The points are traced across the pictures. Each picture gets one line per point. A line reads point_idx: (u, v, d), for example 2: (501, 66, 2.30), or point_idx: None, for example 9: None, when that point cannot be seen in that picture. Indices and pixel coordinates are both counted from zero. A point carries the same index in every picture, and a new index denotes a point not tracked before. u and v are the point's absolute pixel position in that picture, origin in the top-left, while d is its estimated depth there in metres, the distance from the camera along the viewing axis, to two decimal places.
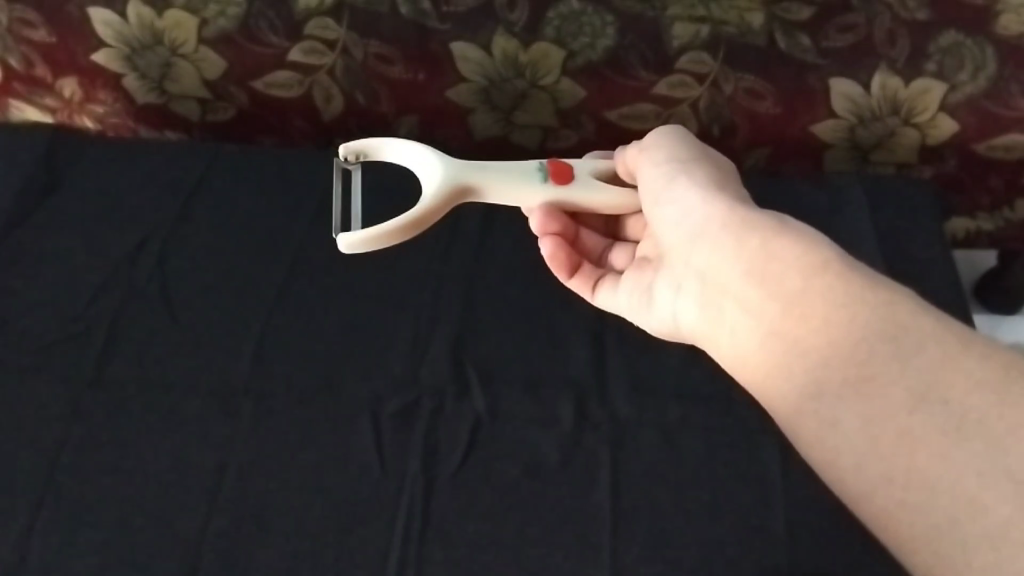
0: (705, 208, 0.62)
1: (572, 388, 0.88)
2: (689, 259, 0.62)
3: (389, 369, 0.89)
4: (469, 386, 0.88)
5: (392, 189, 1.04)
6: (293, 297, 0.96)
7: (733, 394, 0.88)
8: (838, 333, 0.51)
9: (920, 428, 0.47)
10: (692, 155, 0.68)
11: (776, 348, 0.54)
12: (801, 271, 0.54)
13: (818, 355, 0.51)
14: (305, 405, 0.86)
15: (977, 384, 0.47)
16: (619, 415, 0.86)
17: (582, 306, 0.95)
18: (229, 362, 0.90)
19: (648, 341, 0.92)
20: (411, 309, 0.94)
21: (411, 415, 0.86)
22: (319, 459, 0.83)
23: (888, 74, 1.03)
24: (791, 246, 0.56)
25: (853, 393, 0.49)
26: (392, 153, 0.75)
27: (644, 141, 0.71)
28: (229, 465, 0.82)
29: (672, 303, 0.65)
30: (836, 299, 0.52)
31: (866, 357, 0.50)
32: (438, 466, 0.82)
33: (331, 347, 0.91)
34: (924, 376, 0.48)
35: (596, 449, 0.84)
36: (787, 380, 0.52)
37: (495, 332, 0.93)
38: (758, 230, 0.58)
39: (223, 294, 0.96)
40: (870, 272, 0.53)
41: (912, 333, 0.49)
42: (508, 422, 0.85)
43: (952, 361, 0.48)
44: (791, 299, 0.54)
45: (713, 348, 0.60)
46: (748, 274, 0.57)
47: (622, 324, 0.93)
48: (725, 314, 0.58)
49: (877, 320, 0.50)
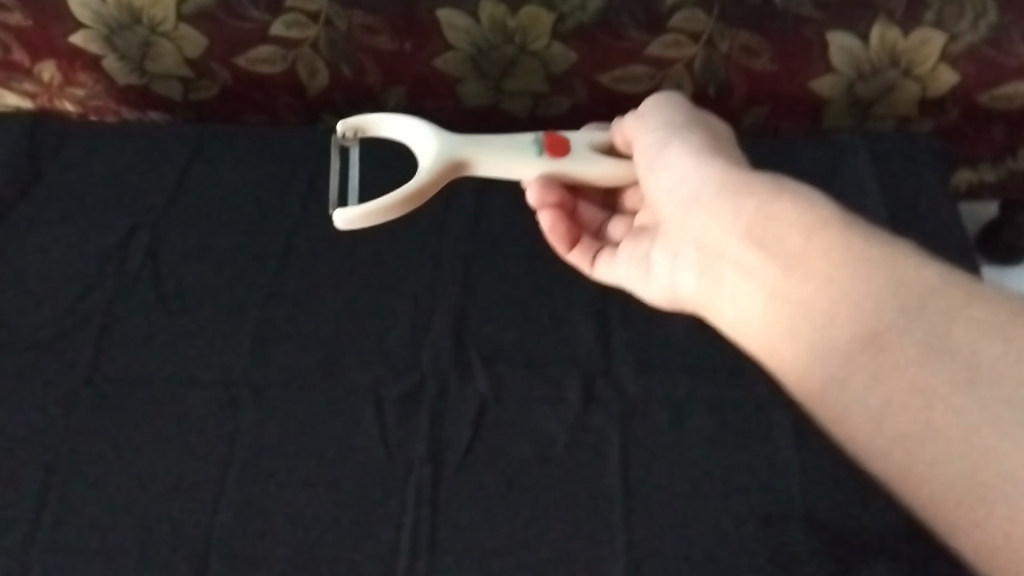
0: (700, 173, 0.61)
1: (577, 365, 0.86)
2: (685, 225, 0.61)
3: (391, 351, 0.87)
4: (472, 367, 0.86)
5: (386, 165, 1.01)
6: (288, 281, 0.93)
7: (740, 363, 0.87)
8: (841, 292, 0.51)
9: (930, 382, 0.47)
10: (685, 120, 0.66)
11: (783, 311, 0.53)
12: (803, 232, 0.54)
13: (822, 314, 0.51)
14: (306, 393, 0.85)
15: (984, 336, 0.47)
16: (626, 391, 0.85)
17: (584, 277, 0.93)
18: (227, 350, 0.88)
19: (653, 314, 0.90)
20: (410, 288, 0.92)
21: (414, 398, 0.84)
22: (323, 448, 0.81)
23: (887, 25, 1.00)
24: (791, 207, 0.56)
25: (862, 352, 0.49)
26: (386, 130, 0.74)
27: (640, 108, 0.68)
28: (231, 459, 0.80)
29: (670, 272, 0.63)
30: (841, 258, 0.52)
31: (873, 316, 0.49)
32: (445, 449, 0.81)
33: (329, 330, 0.89)
34: (934, 332, 0.48)
35: (604, 427, 0.82)
36: (795, 344, 0.52)
37: (496, 309, 0.91)
38: (753, 194, 0.58)
39: (217, 281, 0.94)
40: (871, 229, 0.54)
41: (918, 290, 0.50)
42: (512, 403, 0.84)
43: (961, 319, 0.48)
44: (791, 262, 0.54)
45: (714, 314, 0.59)
46: (748, 238, 0.56)
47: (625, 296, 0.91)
48: (726, 279, 0.57)
49: (883, 280, 0.50)
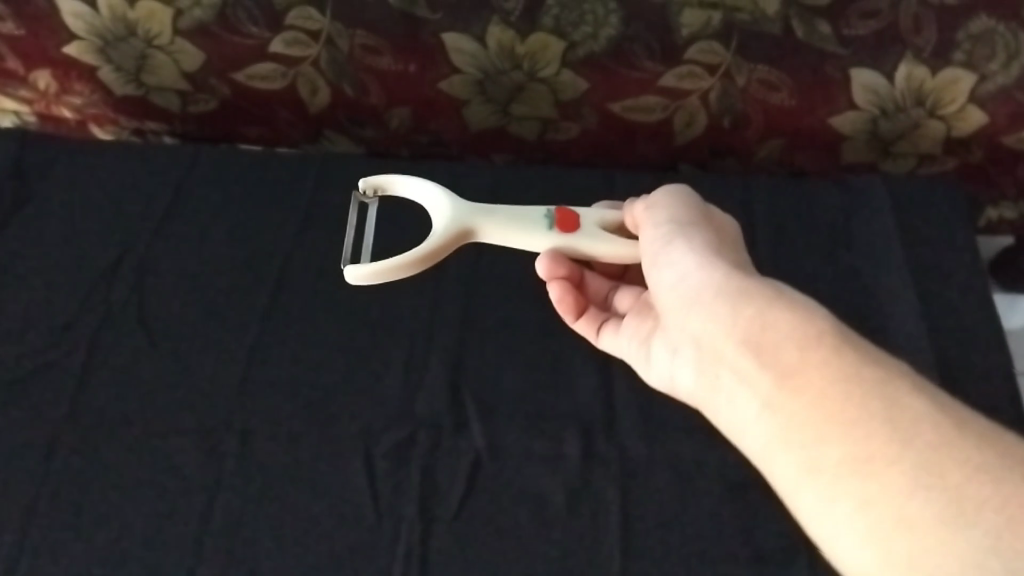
0: (701, 272, 0.61)
1: (577, 425, 0.82)
2: (685, 324, 0.61)
3: (383, 404, 0.83)
4: (468, 420, 0.82)
5: (387, 209, 0.98)
6: (279, 323, 0.89)
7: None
8: (833, 412, 0.50)
9: (916, 511, 0.46)
10: (693, 214, 0.66)
11: (774, 422, 0.53)
12: (797, 343, 0.54)
13: (812, 432, 0.51)
14: (293, 448, 0.81)
15: (974, 470, 0.46)
16: (628, 454, 0.81)
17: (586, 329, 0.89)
18: (213, 396, 0.84)
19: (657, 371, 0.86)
20: (405, 336, 0.88)
21: (406, 453, 0.80)
22: (309, 504, 0.77)
23: (914, 64, 0.96)
24: (786, 316, 0.56)
25: (850, 473, 0.48)
26: (411, 189, 0.74)
27: (650, 197, 0.68)
28: (211, 518, 0.76)
29: (671, 366, 0.64)
30: (833, 374, 0.52)
31: (864, 441, 0.49)
32: (436, 508, 0.77)
33: (319, 379, 0.85)
34: (923, 459, 0.47)
35: (603, 490, 0.79)
36: (785, 456, 0.52)
37: (494, 361, 0.87)
38: (751, 299, 0.58)
39: (206, 320, 0.90)
40: (865, 346, 0.53)
41: (909, 415, 0.49)
42: (508, 460, 0.80)
43: (949, 449, 0.47)
44: (786, 374, 0.53)
45: (712, 415, 0.59)
46: (744, 343, 0.56)
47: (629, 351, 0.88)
48: (723, 383, 0.58)
49: (874, 400, 0.50)
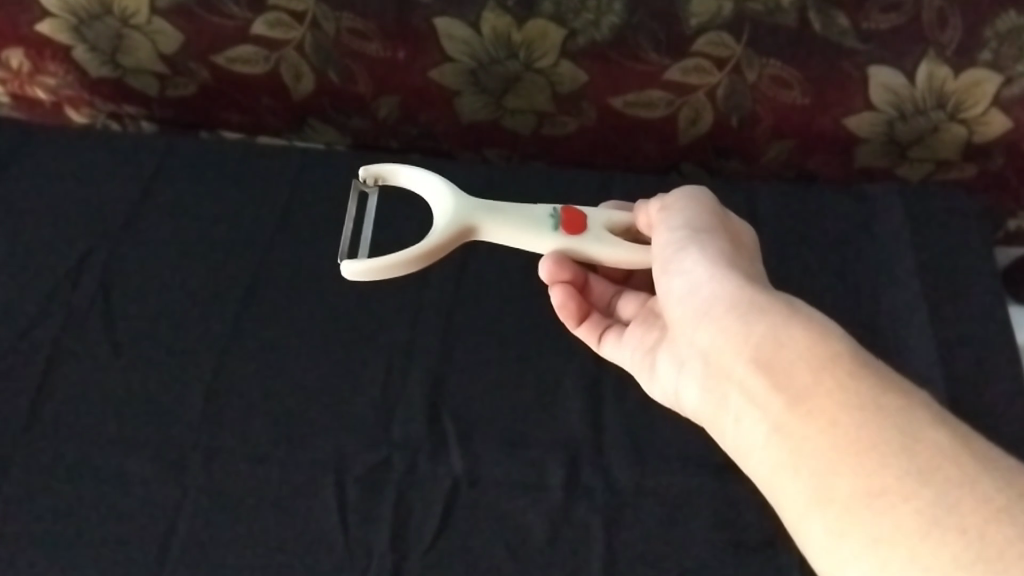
0: (712, 282, 0.55)
1: (566, 452, 0.76)
2: (692, 337, 0.55)
3: (358, 424, 0.77)
4: (447, 443, 0.77)
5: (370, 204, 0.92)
6: (251, 332, 0.83)
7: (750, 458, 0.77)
8: (848, 439, 0.45)
9: (931, 559, 0.40)
10: (709, 218, 0.60)
11: (785, 449, 0.47)
12: (813, 364, 0.48)
13: (823, 460, 0.45)
14: (260, 469, 0.74)
15: (1000, 516, 0.41)
16: (620, 485, 0.75)
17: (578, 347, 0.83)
18: (179, 410, 0.78)
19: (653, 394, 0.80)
20: (385, 350, 0.82)
21: (379, 477, 0.74)
22: (272, 531, 0.71)
23: (936, 63, 0.90)
24: (802, 334, 0.50)
25: (864, 510, 0.43)
26: (413, 181, 0.67)
27: (667, 198, 0.62)
28: (172, 546, 0.70)
29: (675, 381, 0.58)
30: (853, 402, 0.46)
31: (876, 476, 0.44)
32: (409, 539, 0.71)
33: (291, 394, 0.79)
34: (945, 501, 0.42)
35: (588, 522, 0.73)
36: (796, 487, 0.46)
37: (479, 379, 0.81)
38: (764, 313, 0.52)
39: (174, 326, 0.83)
40: (890, 373, 0.48)
41: (934, 452, 0.43)
42: (489, 487, 0.74)
43: (973, 491, 0.42)
44: (798, 395, 0.48)
45: (717, 437, 0.54)
46: (754, 360, 0.51)
47: (622, 373, 0.82)
48: (730, 403, 0.52)
49: (897, 434, 0.44)
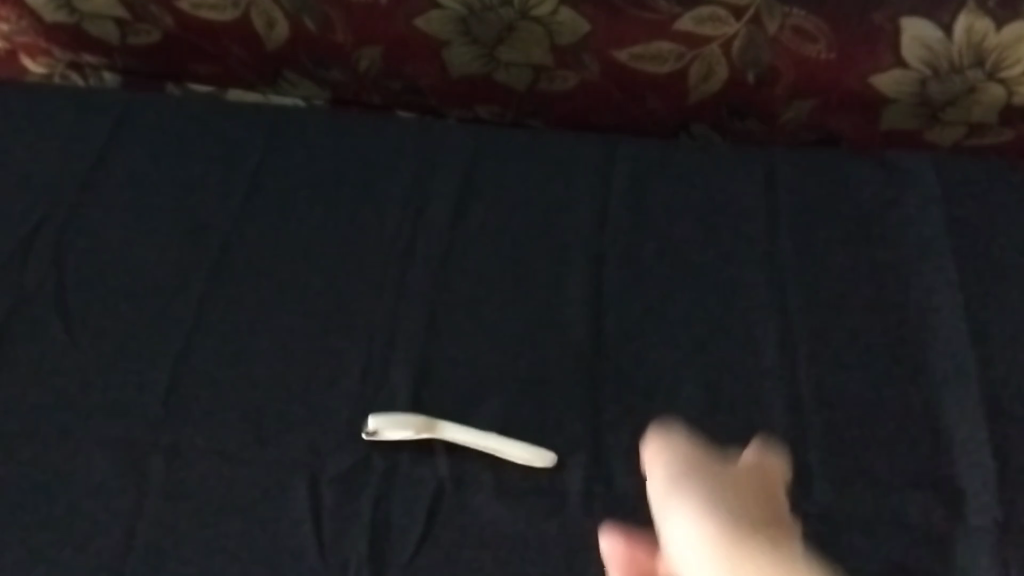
0: (694, 511, 0.40)
1: (575, 451, 0.65)
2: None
3: (331, 420, 0.66)
4: (432, 437, 0.65)
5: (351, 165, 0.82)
6: (214, 313, 0.72)
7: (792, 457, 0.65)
8: None
9: None
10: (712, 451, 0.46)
11: None
12: None
13: None
14: (220, 473, 0.64)
15: None
16: (639, 492, 0.63)
17: (587, 327, 0.72)
18: (130, 402, 0.67)
19: (677, 382, 0.69)
20: (364, 335, 0.71)
21: (355, 476, 0.64)
22: (231, 542, 0.61)
23: (976, 14, 0.84)
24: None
25: None
26: None
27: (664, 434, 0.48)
28: (117, 568, 0.60)
29: None
30: None
31: None
32: (388, 548, 0.61)
33: (257, 385, 0.68)
34: None
35: (593, 528, 0.62)
36: None
37: (473, 368, 0.70)
38: (751, 529, 0.38)
39: (128, 306, 0.72)
40: None
41: None
42: (482, 488, 0.63)
43: None
44: None
45: None
46: None
47: (640, 362, 0.70)
48: None
49: None
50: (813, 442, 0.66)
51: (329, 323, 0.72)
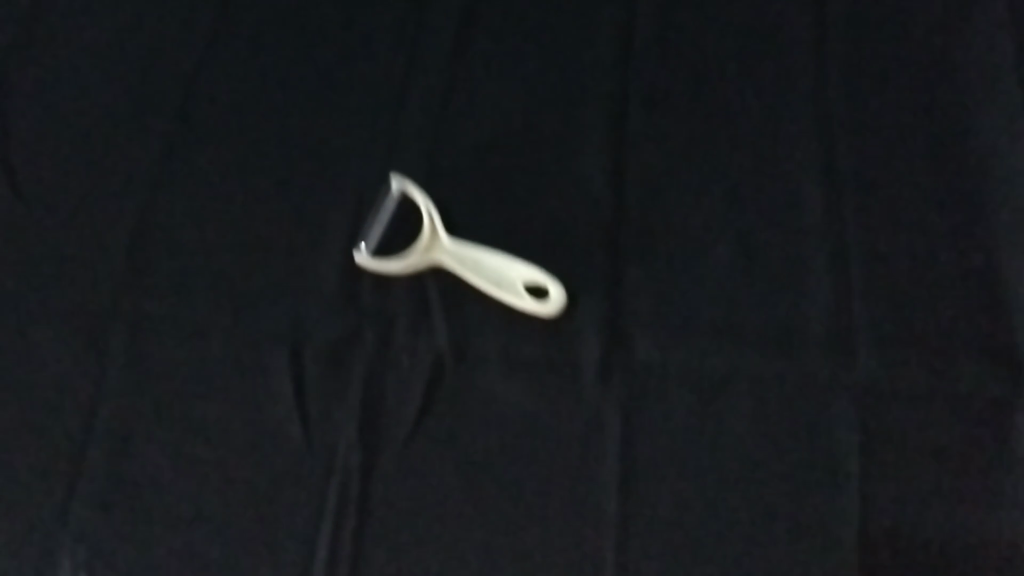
0: None
1: (588, 314, 0.59)
2: None
3: (315, 288, 0.60)
4: (429, 300, 0.59)
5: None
6: (183, 170, 0.65)
7: (832, 322, 0.58)
8: None
9: None
10: None
11: None
12: None
13: None
14: (192, 349, 0.58)
15: None
16: (656, 360, 0.57)
17: (600, 180, 0.64)
18: (92, 272, 0.61)
19: (703, 238, 0.61)
20: (349, 192, 0.64)
21: (344, 345, 0.58)
22: (211, 421, 0.56)
23: None
24: None
25: None
26: None
27: None
28: (88, 455, 0.55)
29: None
30: None
31: None
32: (382, 426, 0.55)
33: (233, 249, 0.62)
34: None
35: (606, 400, 0.56)
36: None
37: (473, 226, 0.62)
38: None
39: (88, 163, 0.65)
40: None
41: None
42: (483, 357, 0.57)
43: None
44: None
45: None
46: None
47: (660, 216, 0.62)
48: None
49: None
50: (857, 304, 0.59)
51: (315, 175, 0.65)
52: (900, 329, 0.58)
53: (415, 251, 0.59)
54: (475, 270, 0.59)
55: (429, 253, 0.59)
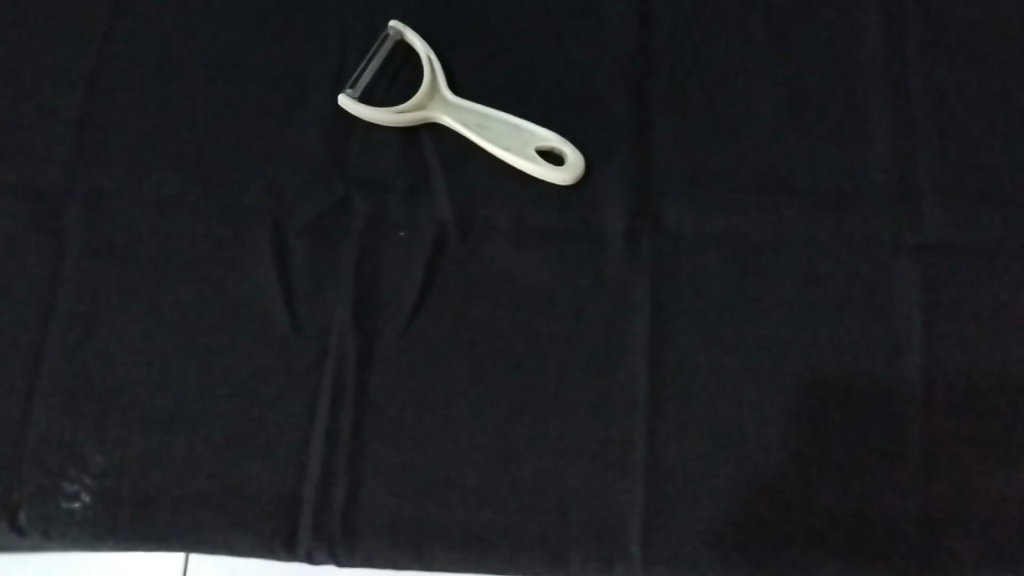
0: None
1: (609, 177, 0.52)
2: None
3: (297, 152, 0.52)
4: (429, 166, 0.52)
5: None
6: (136, 10, 0.56)
7: (892, 181, 0.51)
8: None
9: None
10: None
11: None
12: None
13: None
14: (160, 225, 0.51)
15: None
16: (688, 231, 0.50)
17: (620, 16, 0.55)
18: (40, 138, 0.53)
19: (744, 86, 0.53)
20: (330, 35, 0.55)
21: (334, 218, 0.51)
22: (188, 310, 0.49)
23: None
24: None
25: None
26: None
27: None
28: (51, 352, 0.49)
29: None
30: None
31: None
32: (381, 310, 0.49)
33: (200, 106, 0.54)
34: None
35: (632, 278, 0.50)
36: None
37: (476, 76, 0.54)
38: None
39: (24, 4, 0.56)
40: None
41: None
42: (493, 231, 0.51)
43: None
44: None
45: None
46: None
47: (692, 60, 0.54)
48: None
49: None
50: (920, 160, 0.52)
51: (290, 16, 0.56)
52: (969, 188, 0.51)
53: (411, 105, 0.52)
54: (479, 131, 0.51)
55: (426, 109, 0.52)
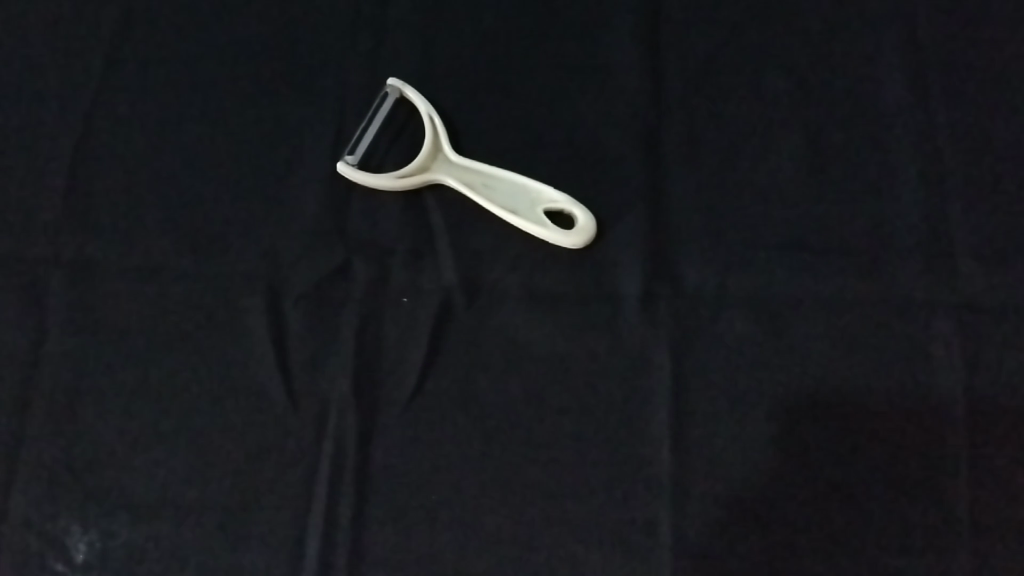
0: None
1: (622, 237, 0.49)
2: None
3: (295, 216, 0.50)
4: (432, 229, 0.49)
5: None
6: (128, 73, 0.54)
7: (925, 237, 0.48)
8: None
9: None
10: None
11: None
12: None
13: None
14: (150, 297, 0.48)
15: None
16: (708, 293, 0.47)
17: (632, 69, 0.53)
18: (26, 206, 0.51)
19: (763, 139, 0.51)
20: (330, 95, 0.53)
21: (332, 286, 0.48)
22: (178, 387, 0.46)
23: None
24: None
25: None
26: None
27: None
28: (31, 436, 0.46)
29: None
30: None
31: None
32: (383, 384, 0.46)
33: (192, 171, 0.51)
34: None
35: (650, 346, 0.46)
36: None
37: (481, 134, 0.52)
38: None
39: (13, 70, 0.54)
40: None
41: None
42: (500, 297, 0.48)
43: None
44: None
45: None
46: None
47: (708, 114, 0.52)
48: None
49: None
50: (954, 212, 0.48)
51: (288, 76, 0.53)
52: (1008, 241, 0.48)
53: (412, 168, 0.49)
54: (484, 192, 0.49)
55: (429, 172, 0.49)
